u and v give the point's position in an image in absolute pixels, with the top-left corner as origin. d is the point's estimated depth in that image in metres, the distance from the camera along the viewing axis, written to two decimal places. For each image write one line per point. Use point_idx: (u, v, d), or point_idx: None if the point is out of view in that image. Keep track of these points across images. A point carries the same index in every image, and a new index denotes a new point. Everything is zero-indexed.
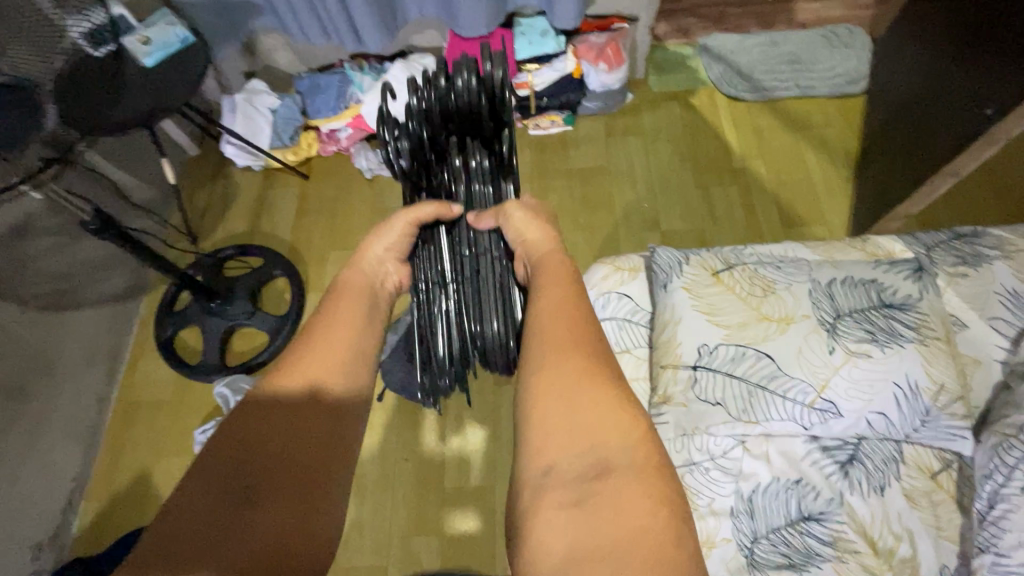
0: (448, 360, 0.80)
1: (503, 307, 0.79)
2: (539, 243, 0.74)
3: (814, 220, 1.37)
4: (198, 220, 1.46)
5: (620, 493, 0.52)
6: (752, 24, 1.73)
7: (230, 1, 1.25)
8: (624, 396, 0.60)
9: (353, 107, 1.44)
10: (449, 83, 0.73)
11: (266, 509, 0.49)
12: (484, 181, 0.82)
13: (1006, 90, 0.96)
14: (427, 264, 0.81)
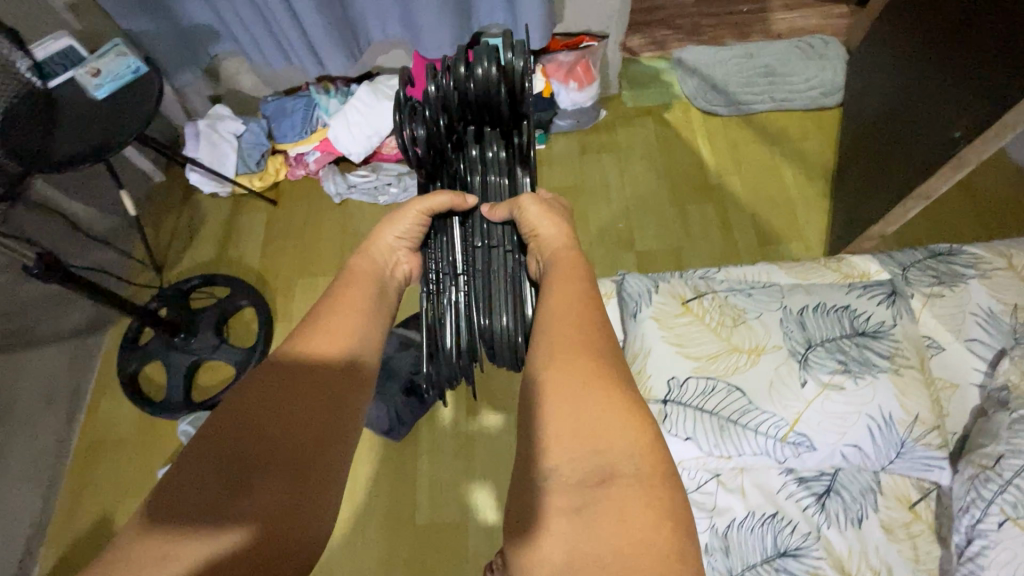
0: (456, 352, 0.76)
1: (514, 299, 0.76)
2: (551, 238, 0.74)
3: (791, 235, 1.34)
4: (163, 247, 1.41)
5: (622, 502, 0.50)
6: (727, 36, 1.71)
7: (187, 27, 1.21)
8: (632, 404, 0.57)
9: (321, 129, 1.42)
10: (468, 71, 0.75)
11: (277, 467, 0.50)
12: (500, 173, 0.85)
13: (970, 113, 0.93)
14: (439, 254, 0.81)
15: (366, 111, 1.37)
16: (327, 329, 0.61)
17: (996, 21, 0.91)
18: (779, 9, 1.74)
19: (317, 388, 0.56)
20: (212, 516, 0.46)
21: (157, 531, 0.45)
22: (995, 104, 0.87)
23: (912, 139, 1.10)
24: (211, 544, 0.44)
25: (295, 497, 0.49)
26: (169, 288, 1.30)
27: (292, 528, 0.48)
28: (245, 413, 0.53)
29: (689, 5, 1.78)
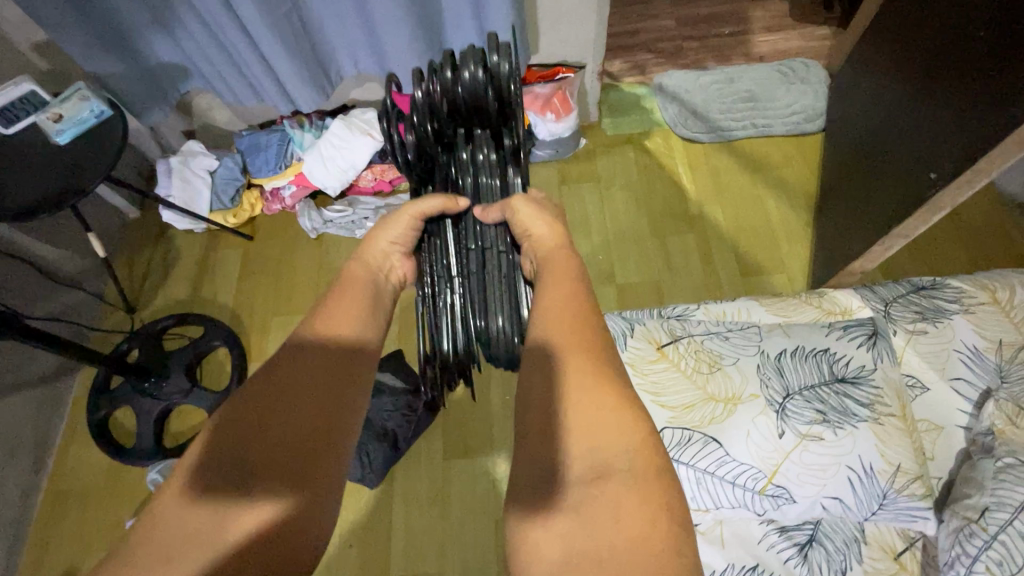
0: (453, 354, 0.81)
1: (506, 300, 0.78)
2: (544, 239, 0.74)
3: (773, 266, 1.32)
4: (136, 286, 1.39)
5: (617, 498, 0.48)
6: (709, 59, 1.70)
7: (155, 67, 1.19)
8: (625, 399, 0.55)
9: (295, 164, 1.39)
10: (453, 74, 0.74)
11: (288, 445, 0.50)
12: (491, 176, 0.81)
13: (949, 152, 0.88)
14: (434, 258, 0.84)
15: (340, 146, 1.35)
16: (330, 321, 0.61)
17: (970, 55, 0.86)
18: (760, 31, 1.73)
19: (324, 372, 0.56)
20: (224, 499, 0.46)
21: (172, 517, 0.45)
22: (976, 144, 0.82)
23: (888, 175, 1.06)
24: (224, 528, 0.45)
25: (306, 480, 0.49)
26: (140, 329, 1.27)
27: (305, 509, 0.48)
28: (258, 395, 0.53)
29: (670, 28, 1.76)
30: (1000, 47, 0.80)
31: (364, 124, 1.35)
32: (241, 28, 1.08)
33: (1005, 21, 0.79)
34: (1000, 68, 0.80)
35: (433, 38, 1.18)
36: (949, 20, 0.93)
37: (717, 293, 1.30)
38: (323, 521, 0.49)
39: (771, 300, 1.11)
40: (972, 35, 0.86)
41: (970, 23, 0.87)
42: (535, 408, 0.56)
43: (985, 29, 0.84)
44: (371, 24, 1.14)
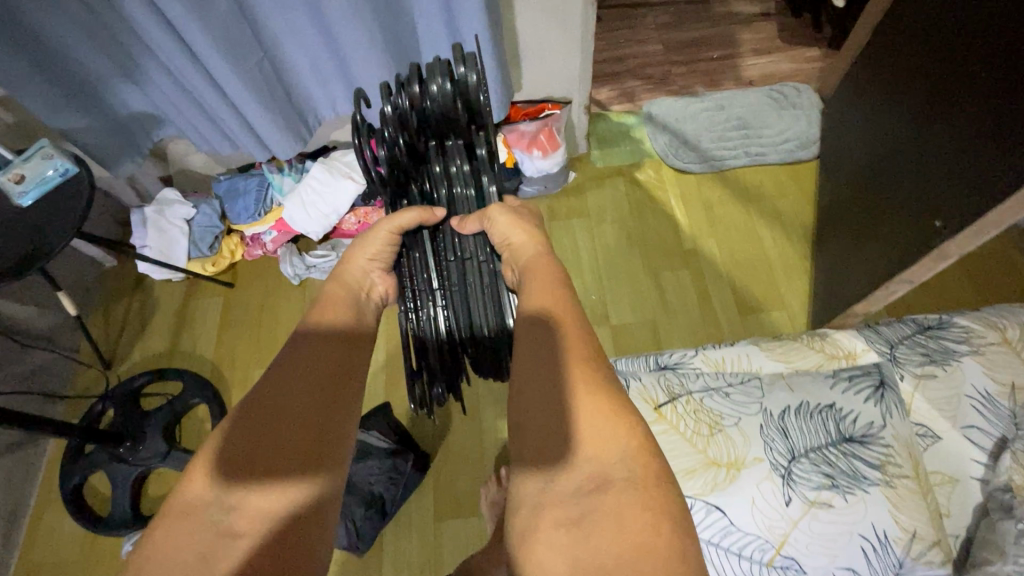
0: (439, 371, 0.78)
1: (491, 312, 0.76)
2: (524, 247, 0.73)
3: (773, 302, 1.27)
4: (112, 341, 1.33)
5: (619, 507, 0.49)
6: (698, 84, 1.67)
7: (126, 118, 1.15)
8: (620, 406, 0.56)
9: (275, 209, 1.35)
10: (422, 88, 0.70)
11: (298, 432, 0.53)
12: (465, 185, 0.76)
13: (955, 201, 0.83)
14: (414, 273, 0.78)
15: (322, 191, 1.31)
16: (317, 334, 0.63)
17: (974, 100, 0.83)
18: (749, 54, 1.70)
19: (325, 365, 0.60)
20: (229, 518, 0.48)
21: (176, 541, 0.46)
22: (985, 192, 0.77)
23: (888, 212, 1.02)
24: (232, 544, 0.46)
25: (307, 489, 0.51)
26: (116, 388, 1.22)
27: (309, 515, 0.49)
28: (263, 395, 0.56)
29: (657, 53, 1.73)
30: (1009, 90, 0.76)
31: (345, 167, 1.31)
32: (211, 82, 1.05)
33: (1013, 63, 0.76)
34: (1010, 111, 0.75)
35: None
36: (948, 64, 0.90)
37: (715, 332, 1.26)
38: (328, 524, 0.50)
39: (770, 342, 1.07)
40: (976, 78, 0.83)
41: (972, 67, 0.84)
42: (534, 420, 0.57)
43: (988, 75, 0.81)
44: (349, 67, 1.10)
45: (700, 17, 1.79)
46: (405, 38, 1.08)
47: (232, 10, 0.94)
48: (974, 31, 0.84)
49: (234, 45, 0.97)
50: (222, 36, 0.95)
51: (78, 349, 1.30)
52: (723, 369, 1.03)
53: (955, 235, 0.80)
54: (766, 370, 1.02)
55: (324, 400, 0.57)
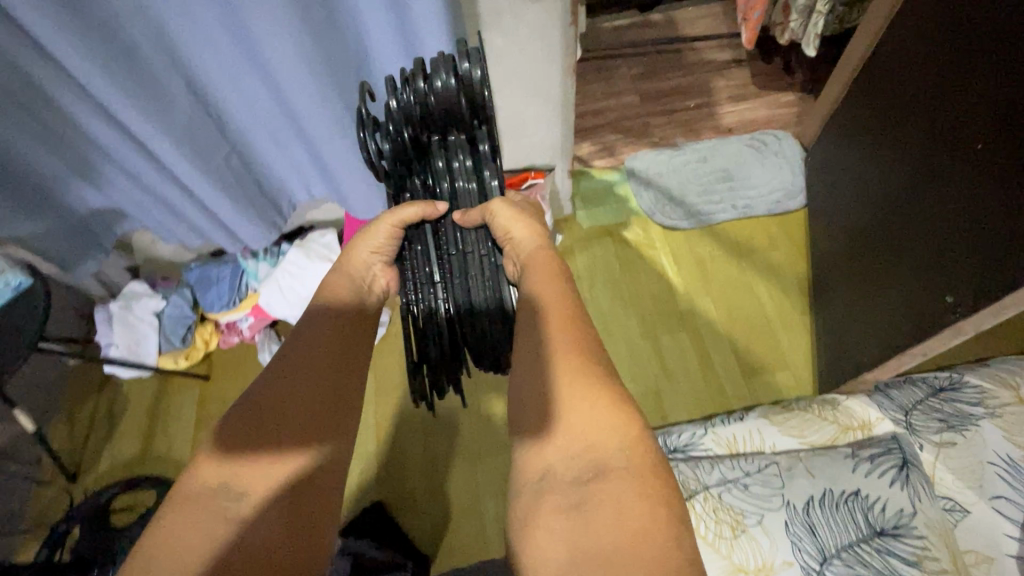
0: (440, 363, 0.74)
1: (493, 304, 0.71)
2: (524, 242, 0.71)
3: (776, 364, 1.24)
4: (77, 449, 1.23)
5: (615, 496, 0.51)
6: (678, 133, 1.66)
7: (85, 217, 1.04)
8: (614, 395, 0.58)
9: (252, 296, 1.28)
10: (427, 82, 0.64)
11: (303, 413, 0.58)
12: (466, 180, 0.70)
13: (966, 278, 0.82)
14: (416, 265, 0.74)
15: (299, 274, 1.24)
16: (326, 321, 0.67)
17: (974, 171, 0.82)
18: (725, 102, 1.71)
19: (329, 347, 0.64)
20: (235, 504, 0.52)
21: (184, 526, 0.50)
22: (1006, 271, 0.75)
23: (897, 281, 0.99)
24: (240, 530, 0.50)
25: (310, 476, 0.55)
26: (86, 501, 1.12)
27: (310, 502, 0.54)
28: (273, 376, 0.61)
29: (634, 105, 1.73)
30: (1012, 165, 0.75)
31: (323, 248, 1.26)
32: (172, 180, 0.98)
33: (1013, 138, 0.75)
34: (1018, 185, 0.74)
35: None
36: (939, 133, 0.90)
37: (720, 400, 1.20)
38: (329, 509, 0.55)
39: (781, 415, 1.03)
40: (971, 151, 0.83)
41: (967, 139, 0.84)
42: (533, 412, 0.60)
43: (984, 152, 0.80)
44: (326, 168, 1.05)
45: (674, 66, 1.79)
46: None
47: (195, 109, 0.88)
48: (969, 105, 0.83)
49: (195, 142, 0.92)
50: (184, 137, 0.90)
51: (38, 465, 1.20)
52: (736, 450, 0.98)
53: (976, 313, 0.80)
54: (779, 449, 0.97)
55: (329, 381, 0.61)
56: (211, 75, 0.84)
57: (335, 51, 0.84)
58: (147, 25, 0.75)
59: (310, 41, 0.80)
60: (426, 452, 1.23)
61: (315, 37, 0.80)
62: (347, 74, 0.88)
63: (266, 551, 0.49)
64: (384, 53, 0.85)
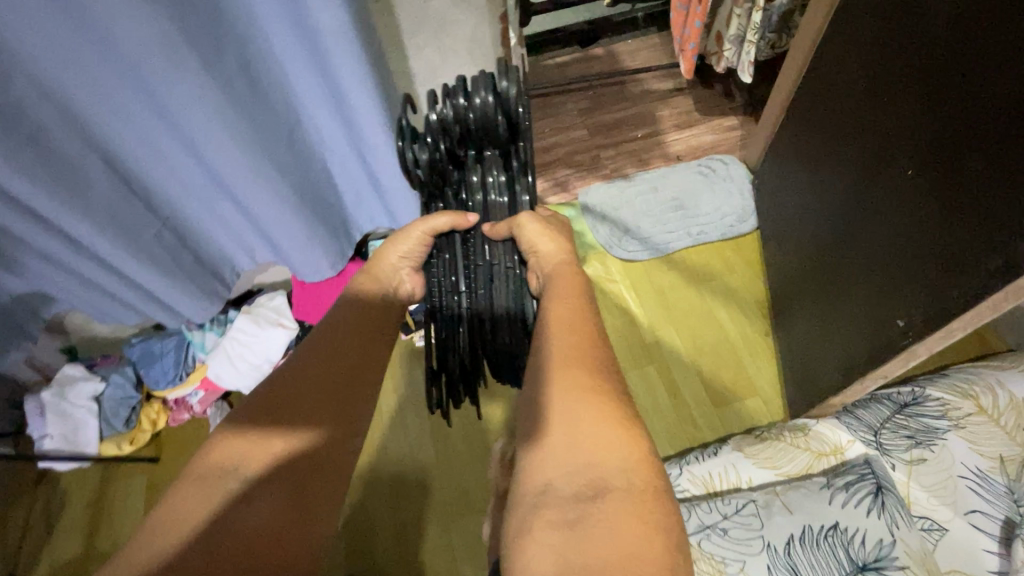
0: (459, 366, 0.84)
1: (513, 315, 0.80)
2: (550, 255, 0.79)
3: (745, 389, 1.23)
4: (12, 554, 1.13)
5: (613, 514, 0.52)
6: (628, 164, 1.69)
7: (7, 306, 0.96)
8: (622, 418, 0.61)
9: (199, 368, 1.21)
10: (466, 100, 0.70)
11: (314, 400, 0.65)
12: (500, 193, 0.78)
13: (913, 302, 0.83)
14: (443, 272, 0.84)
15: (249, 342, 1.18)
16: (347, 324, 0.74)
17: (909, 196, 0.84)
18: (671, 130, 1.75)
19: (346, 348, 0.71)
20: (245, 475, 0.58)
21: (191, 495, 0.56)
22: (950, 296, 0.76)
23: (852, 308, 1.00)
24: (245, 501, 0.56)
25: (318, 453, 0.62)
26: None
27: (313, 485, 0.60)
28: (295, 369, 0.67)
29: (583, 138, 1.75)
30: (945, 192, 0.77)
31: (273, 312, 1.20)
32: (100, 263, 0.93)
33: (943, 166, 0.78)
34: (955, 211, 0.76)
35: (333, 228, 1.05)
36: (875, 161, 0.92)
37: (694, 432, 1.19)
38: (332, 486, 0.61)
39: (756, 445, 1.01)
40: (903, 176, 0.86)
41: (897, 168, 0.87)
42: None
43: (915, 177, 0.83)
44: (269, 236, 1.01)
45: (619, 97, 1.83)
46: (333, 213, 1.04)
47: (117, 190, 0.83)
48: (900, 131, 0.86)
49: (120, 224, 0.87)
50: (107, 219, 0.85)
51: None
52: (713, 488, 0.96)
53: (925, 337, 0.81)
54: (755, 482, 0.96)
55: (342, 375, 0.68)
56: (136, 155, 0.80)
57: (266, 124, 0.82)
58: (57, 112, 0.71)
59: (238, 117, 0.78)
60: (400, 518, 1.17)
61: (241, 109, 0.78)
62: (282, 141, 0.86)
63: (259, 532, 0.55)
64: (317, 114, 0.83)
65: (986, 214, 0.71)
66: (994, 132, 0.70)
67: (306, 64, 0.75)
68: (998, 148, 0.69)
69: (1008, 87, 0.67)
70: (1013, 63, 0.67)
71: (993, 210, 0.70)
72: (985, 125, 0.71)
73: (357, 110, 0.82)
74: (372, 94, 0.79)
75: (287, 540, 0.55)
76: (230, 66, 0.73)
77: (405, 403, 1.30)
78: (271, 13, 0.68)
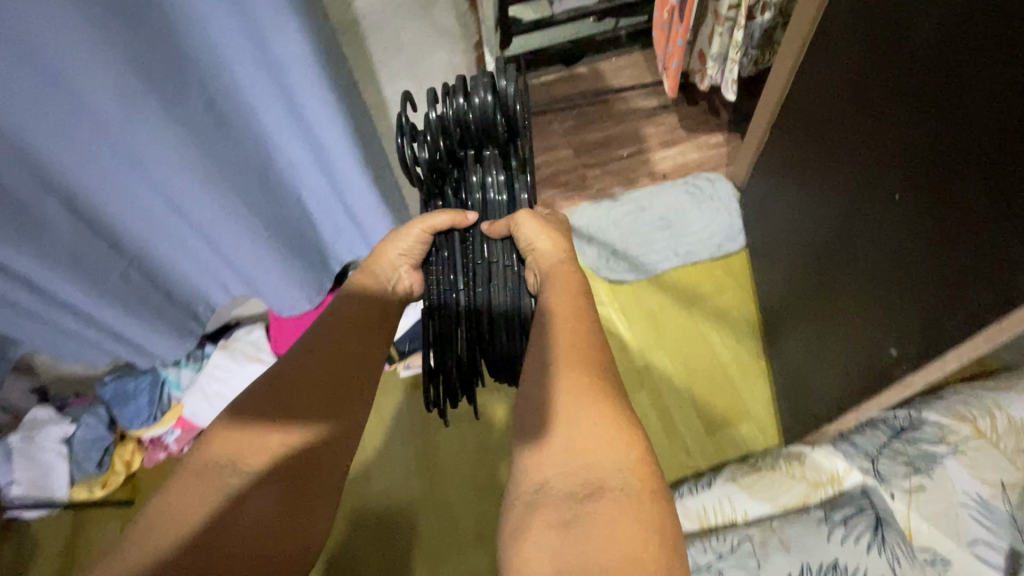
0: (458, 368, 0.81)
1: (511, 312, 0.79)
2: (549, 253, 0.76)
3: (738, 413, 1.20)
4: None
5: (609, 514, 0.50)
6: (615, 184, 1.68)
7: None
8: (621, 418, 0.59)
9: (176, 406, 1.17)
10: (466, 100, 0.72)
11: (310, 400, 0.63)
12: (498, 192, 0.80)
13: (907, 331, 0.81)
14: (442, 271, 0.82)
15: (226, 379, 1.14)
16: (345, 317, 0.72)
17: (897, 220, 0.83)
18: (657, 148, 1.74)
19: (344, 344, 0.69)
20: (237, 479, 0.56)
21: (186, 495, 0.55)
22: (941, 324, 0.75)
23: (845, 332, 0.98)
24: (237, 505, 0.55)
25: (313, 455, 0.60)
26: None
27: (307, 488, 0.59)
28: (293, 364, 0.65)
29: (569, 157, 1.74)
30: (931, 217, 0.76)
31: (252, 347, 1.17)
32: (60, 305, 0.88)
33: (927, 190, 0.76)
34: (944, 239, 0.74)
35: (309, 260, 1.02)
36: (862, 184, 0.91)
37: (688, 459, 1.16)
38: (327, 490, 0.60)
39: (750, 476, 0.98)
40: (890, 200, 0.84)
41: (884, 191, 0.85)
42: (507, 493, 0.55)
43: (902, 202, 0.81)
44: (243, 271, 0.97)
45: (604, 116, 1.82)
46: (310, 245, 1.01)
47: (80, 233, 0.80)
48: (885, 153, 0.84)
49: (81, 265, 0.83)
50: (69, 262, 0.81)
51: None
52: (707, 523, 0.94)
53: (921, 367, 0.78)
54: (751, 516, 0.93)
55: (339, 374, 0.66)
56: (95, 194, 0.76)
57: (232, 159, 0.79)
58: (11, 157, 0.67)
59: (201, 155, 0.75)
60: (384, 557, 1.13)
61: (205, 146, 0.75)
62: (252, 177, 0.83)
63: (258, 531, 0.54)
64: (288, 149, 0.81)
65: (978, 241, 0.69)
66: (983, 157, 0.68)
67: (273, 98, 0.72)
68: (986, 174, 0.67)
69: (995, 111, 0.66)
70: (1002, 87, 0.65)
71: (986, 237, 0.68)
72: (974, 150, 0.69)
73: (328, 144, 0.79)
74: (342, 127, 0.76)
75: (279, 546, 0.55)
76: (192, 103, 0.70)
77: (390, 435, 1.26)
78: (232, 47, 0.65)
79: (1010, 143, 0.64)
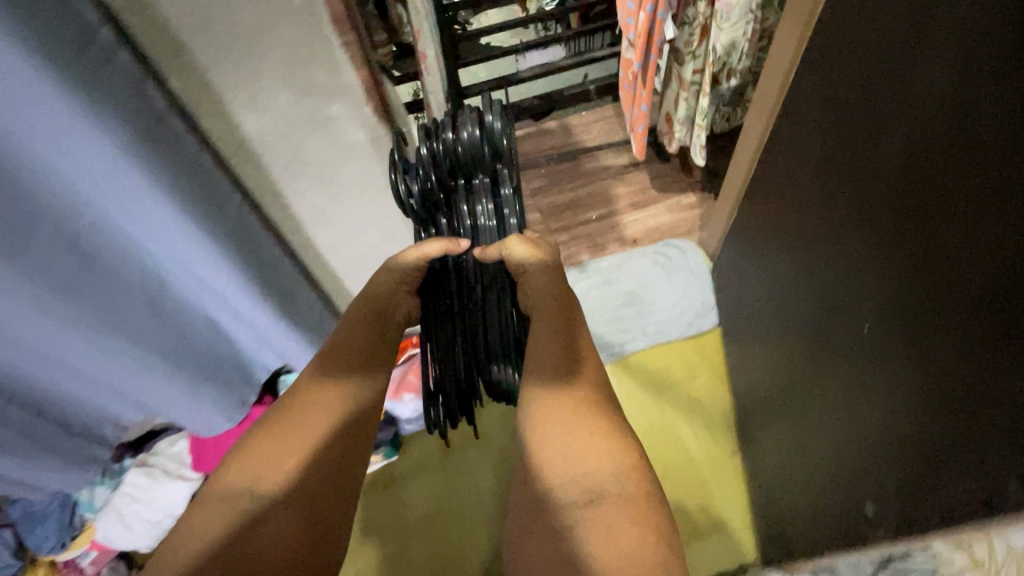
0: (455, 393, 0.72)
1: (511, 329, 0.70)
2: (541, 277, 0.65)
3: (711, 524, 1.10)
4: None
5: (608, 521, 0.48)
6: (584, 250, 1.59)
7: None
8: (613, 426, 0.55)
9: (89, 528, 1.05)
10: (453, 134, 0.65)
11: (324, 413, 0.58)
12: (487, 218, 0.70)
13: (891, 491, 0.68)
14: (434, 295, 0.73)
15: (146, 498, 1.04)
16: (354, 326, 0.65)
17: (868, 357, 0.69)
18: (628, 210, 1.66)
19: (356, 351, 0.63)
20: (254, 501, 0.52)
21: (213, 523, 0.51)
22: (949, 499, 0.57)
23: (818, 457, 0.87)
24: (254, 527, 0.51)
25: (328, 469, 0.56)
26: None
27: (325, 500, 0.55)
28: (308, 377, 0.60)
29: (536, 222, 1.66)
30: (914, 358, 0.61)
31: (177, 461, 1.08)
32: None
33: (909, 326, 0.61)
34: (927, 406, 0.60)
35: (224, 380, 0.91)
36: (830, 302, 0.78)
37: None
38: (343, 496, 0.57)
39: None
40: (861, 332, 0.70)
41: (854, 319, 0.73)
42: None
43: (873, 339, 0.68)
44: (137, 398, 0.88)
45: (573, 175, 1.74)
46: (228, 363, 0.91)
47: None
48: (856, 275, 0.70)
49: None
50: None
51: None
52: None
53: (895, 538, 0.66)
54: None
55: (353, 384, 0.61)
56: None
57: (109, 295, 0.69)
58: None
59: (58, 299, 0.65)
60: None
61: (66, 292, 0.64)
62: (141, 313, 0.73)
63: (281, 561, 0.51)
64: (178, 273, 0.71)
65: (979, 406, 0.53)
66: (970, 294, 0.53)
67: (141, 230, 0.63)
68: (980, 321, 0.52)
69: (984, 232, 0.51)
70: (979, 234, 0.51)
71: (983, 392, 0.52)
72: (957, 279, 0.54)
73: (201, 266, 0.70)
74: (217, 247, 0.68)
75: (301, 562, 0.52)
76: (49, 251, 0.60)
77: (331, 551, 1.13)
78: (81, 176, 0.56)
79: (1005, 276, 0.49)
